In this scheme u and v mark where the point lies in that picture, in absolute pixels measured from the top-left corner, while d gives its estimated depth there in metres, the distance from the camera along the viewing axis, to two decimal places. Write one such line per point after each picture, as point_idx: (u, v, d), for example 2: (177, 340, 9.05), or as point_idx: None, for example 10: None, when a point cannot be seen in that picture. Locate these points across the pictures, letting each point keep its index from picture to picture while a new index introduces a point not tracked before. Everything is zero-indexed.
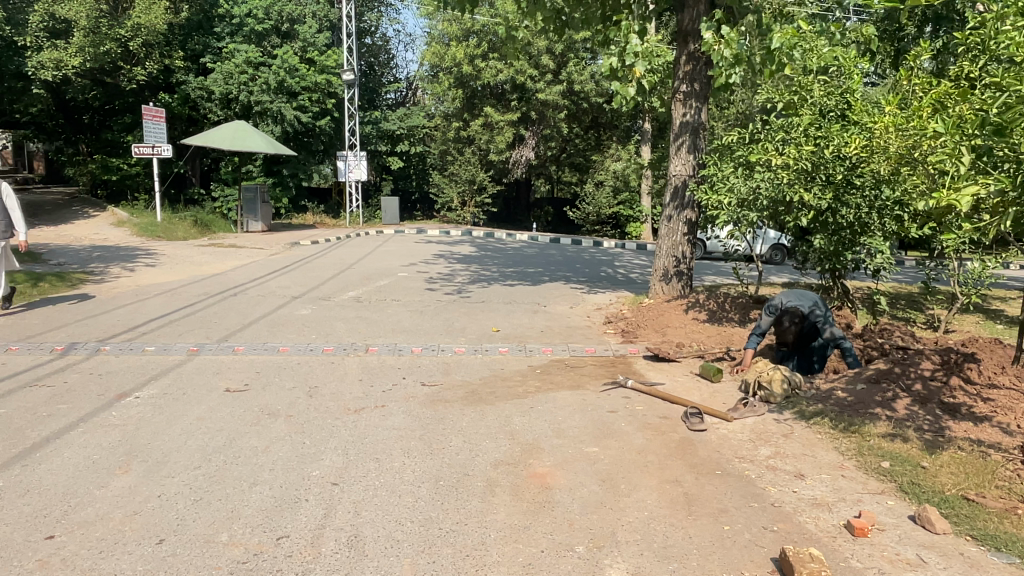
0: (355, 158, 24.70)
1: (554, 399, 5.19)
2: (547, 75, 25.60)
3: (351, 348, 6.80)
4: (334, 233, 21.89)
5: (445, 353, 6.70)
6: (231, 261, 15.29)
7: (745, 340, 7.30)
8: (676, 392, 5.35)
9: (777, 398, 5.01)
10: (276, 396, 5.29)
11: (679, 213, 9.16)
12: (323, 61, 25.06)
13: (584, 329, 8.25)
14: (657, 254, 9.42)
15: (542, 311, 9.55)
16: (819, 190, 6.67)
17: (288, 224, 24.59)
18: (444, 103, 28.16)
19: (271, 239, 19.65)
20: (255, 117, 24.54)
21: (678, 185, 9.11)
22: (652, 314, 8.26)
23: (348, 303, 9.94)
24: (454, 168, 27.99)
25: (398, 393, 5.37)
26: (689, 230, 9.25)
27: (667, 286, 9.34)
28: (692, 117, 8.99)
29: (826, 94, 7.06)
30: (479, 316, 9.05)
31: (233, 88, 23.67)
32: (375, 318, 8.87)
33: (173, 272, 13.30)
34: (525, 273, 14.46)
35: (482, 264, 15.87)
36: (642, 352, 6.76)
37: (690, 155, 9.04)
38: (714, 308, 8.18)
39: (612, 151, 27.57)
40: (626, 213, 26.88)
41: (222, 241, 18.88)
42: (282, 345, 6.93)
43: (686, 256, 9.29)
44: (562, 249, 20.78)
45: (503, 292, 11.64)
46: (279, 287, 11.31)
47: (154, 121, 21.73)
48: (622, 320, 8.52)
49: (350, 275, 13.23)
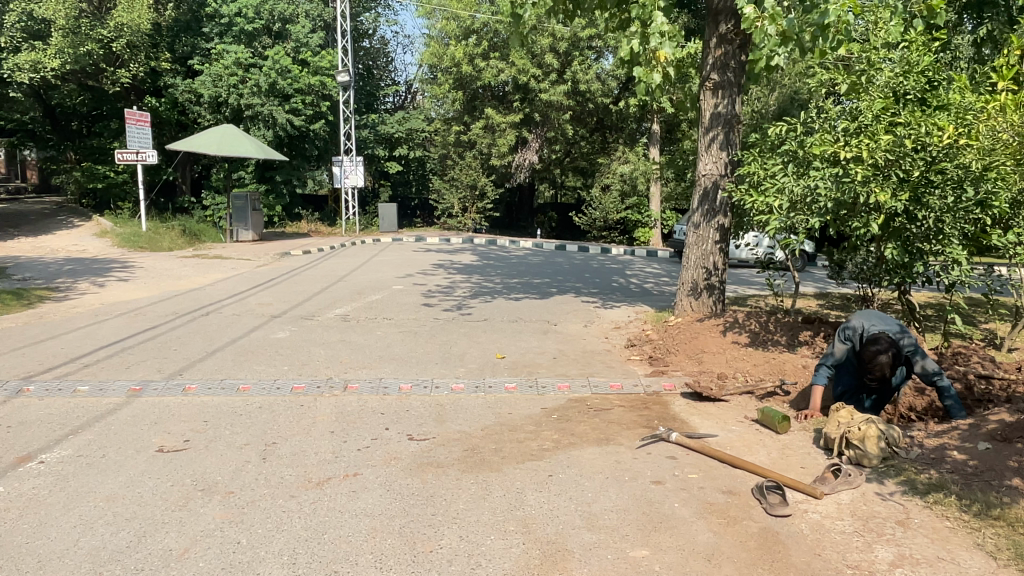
0: (352, 163, 23.36)
1: (581, 461, 4.02)
2: (551, 74, 24.32)
3: (325, 386, 5.59)
4: (328, 242, 20.75)
5: (440, 391, 5.50)
6: (213, 273, 14.14)
7: (800, 370, 6.13)
8: (736, 450, 4.18)
9: (872, 461, 3.85)
10: (218, 459, 4.11)
11: (710, 218, 7.98)
12: (316, 62, 23.80)
13: (603, 355, 7.07)
14: (684, 265, 8.26)
15: (552, 331, 8.36)
16: (896, 190, 5.42)
17: (281, 233, 23.40)
18: (444, 105, 26.98)
19: (260, 248, 18.51)
20: (246, 121, 23.19)
21: (710, 187, 7.94)
22: (683, 335, 7.09)
23: (333, 323, 8.76)
24: (455, 173, 26.80)
25: (377, 453, 4.16)
26: (722, 237, 8.06)
27: (697, 303, 8.16)
28: (725, 109, 7.83)
29: (897, 75, 5.90)
30: (481, 338, 7.85)
31: (223, 90, 22.50)
32: (361, 342, 7.69)
33: (146, 287, 12.16)
34: (531, 285, 13.28)
35: (483, 274, 14.69)
36: (679, 387, 5.59)
37: (722, 151, 7.89)
38: (756, 329, 7.02)
39: (619, 154, 26.41)
40: (634, 218, 25.58)
41: (208, 251, 17.75)
42: (242, 381, 5.75)
43: (717, 268, 8.10)
44: (569, 257, 19.59)
45: (508, 307, 10.46)
46: (259, 304, 10.15)
47: (138, 126, 20.62)
48: (647, 343, 7.35)
49: (340, 289, 12.06)
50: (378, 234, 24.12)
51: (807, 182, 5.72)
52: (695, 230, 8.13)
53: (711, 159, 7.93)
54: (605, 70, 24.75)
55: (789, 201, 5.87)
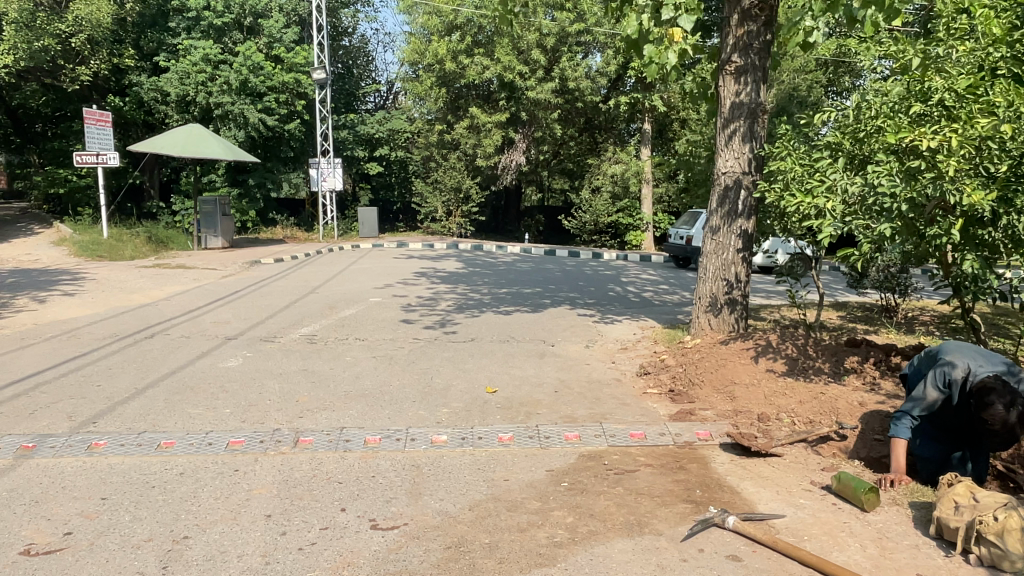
0: (330, 165, 22.10)
1: (609, 564, 2.89)
2: (538, 71, 23.19)
3: (272, 440, 4.41)
4: (303, 248, 19.53)
5: (417, 446, 4.35)
6: (171, 285, 12.86)
7: (856, 409, 5.01)
8: (818, 544, 3.07)
9: (1014, 564, 2.78)
10: (101, 569, 2.94)
11: (730, 222, 6.89)
12: (290, 58, 22.53)
13: (613, 387, 5.95)
14: (701, 277, 7.16)
15: (550, 355, 7.22)
16: (982, 188, 4.37)
17: (254, 239, 22.08)
18: (426, 104, 25.78)
19: (228, 256, 17.22)
20: (216, 121, 21.89)
21: (733, 187, 6.85)
22: (706, 360, 5.98)
23: (296, 347, 7.56)
24: (438, 175, 25.65)
25: (326, 555, 3.00)
26: (744, 246, 6.97)
27: (717, 320, 7.06)
28: (749, 97, 6.76)
29: (978, 48, 4.83)
30: (468, 365, 6.70)
31: (190, 89, 21.12)
32: (326, 370, 6.53)
33: (92, 302, 10.90)
34: (522, 295, 12.15)
35: (469, 284, 13.55)
36: (716, 436, 4.47)
37: (746, 146, 6.80)
38: (792, 354, 5.91)
39: (609, 154, 25.11)
40: (625, 221, 24.43)
41: (171, 260, 16.43)
42: (166, 434, 4.58)
43: (740, 280, 7.01)
44: (561, 263, 18.53)
45: (497, 323, 9.32)
46: (215, 323, 8.93)
47: (98, 126, 19.23)
48: (661, 369, 6.25)
49: (310, 303, 10.86)
50: (358, 240, 22.85)
51: (868, 179, 4.69)
52: (714, 236, 7.03)
53: (733, 153, 6.84)
54: (595, 65, 23.71)
55: (844, 202, 4.85)
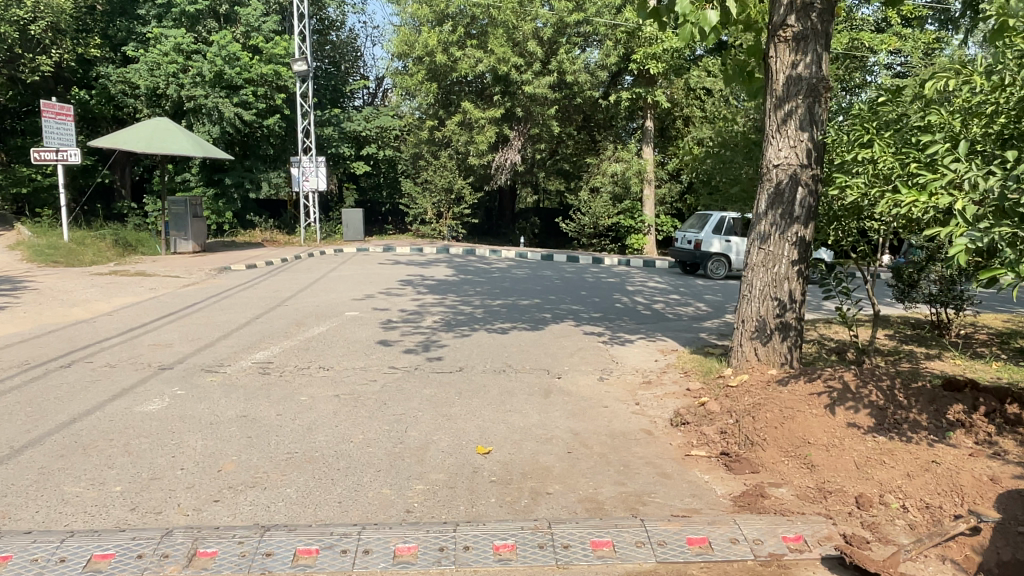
0: (312, 163, 20.58)
1: None
2: (534, 64, 21.74)
3: (158, 558, 2.96)
4: (281, 252, 18.05)
5: (372, 565, 2.90)
6: (124, 297, 11.36)
7: (989, 488, 3.61)
8: None
9: None
10: None
11: (783, 227, 5.49)
12: (268, 49, 20.94)
13: (644, 443, 4.54)
14: (745, 295, 5.76)
15: (557, 392, 5.79)
16: None
17: (229, 243, 20.55)
18: (415, 100, 24.20)
19: (196, 261, 15.74)
20: (189, 115, 20.30)
21: (788, 184, 5.47)
22: (766, 408, 4.57)
23: (241, 382, 6.10)
24: (427, 175, 24.17)
25: None
26: (801, 257, 5.56)
27: (765, 350, 5.65)
28: (808, 71, 5.39)
29: None
30: (452, 408, 5.26)
31: (161, 80, 19.71)
32: (270, 415, 5.10)
33: (21, 318, 9.39)
34: (519, 309, 10.73)
35: (460, 294, 12.12)
36: (813, 543, 3.06)
37: (804, 132, 5.42)
38: (878, 403, 4.50)
39: (609, 152, 23.58)
40: (626, 224, 22.89)
41: (132, 266, 14.92)
42: (1, 541, 3.10)
43: (794, 300, 5.61)
44: (559, 269, 17.14)
45: (490, 346, 7.90)
46: (153, 347, 7.46)
47: (58, 121, 17.69)
48: (703, 417, 4.84)
49: (275, 319, 9.40)
50: (341, 243, 21.38)
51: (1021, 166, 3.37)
52: (762, 246, 5.62)
53: (788, 140, 5.46)
54: (594, 59, 21.97)
55: (978, 202, 3.54)
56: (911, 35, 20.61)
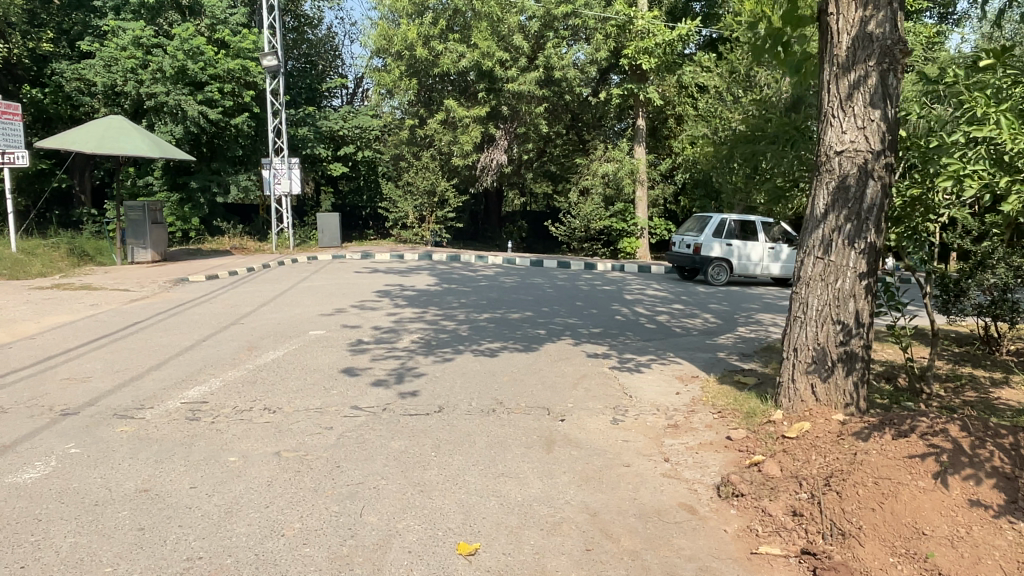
0: (285, 165, 19.23)
1: None
2: (520, 59, 20.53)
3: None
4: (249, 261, 16.64)
5: None
6: (58, 315, 9.97)
7: None
8: None
9: None
10: None
11: (847, 229, 4.30)
12: (235, 43, 19.56)
13: (688, 533, 3.28)
14: (797, 317, 4.56)
15: (561, 443, 4.54)
16: None
17: (195, 251, 19.08)
18: (395, 98, 22.88)
19: (153, 271, 14.34)
20: (150, 114, 18.93)
21: (855, 176, 4.28)
22: (852, 478, 3.36)
23: (158, 435, 4.80)
24: (409, 177, 22.79)
25: None
26: (870, 267, 4.36)
27: (825, 388, 4.44)
28: (883, 28, 4.21)
29: None
30: (427, 472, 3.99)
31: (118, 77, 18.38)
32: (182, 489, 3.81)
33: None
34: (508, 324, 9.47)
35: (442, 306, 10.85)
36: None
37: (876, 108, 4.24)
38: (1004, 471, 3.30)
39: (599, 152, 22.35)
40: (618, 227, 21.69)
41: (79, 278, 13.46)
42: None
43: (861, 322, 4.41)
44: (550, 276, 15.92)
45: (476, 373, 6.61)
46: (65, 383, 6.14)
47: (7, 121, 16.26)
48: (763, 487, 3.61)
49: (224, 340, 8.07)
50: (316, 250, 19.99)
51: None
52: (822, 255, 4.42)
53: (855, 118, 4.27)
54: (584, 53, 20.76)
55: None
56: (913, 27, 19.65)
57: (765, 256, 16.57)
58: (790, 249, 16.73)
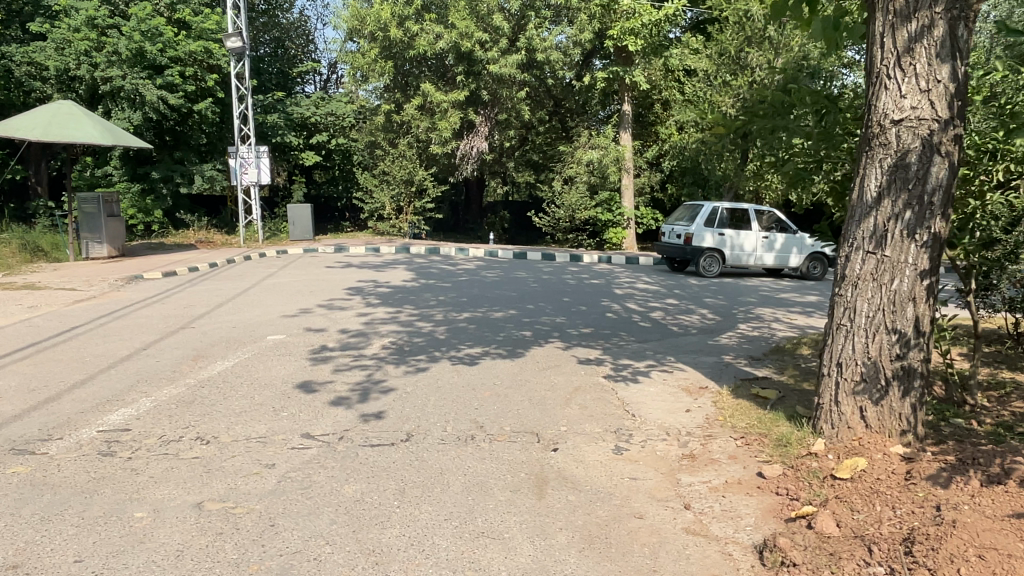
0: (253, 153, 18.14)
1: None
2: (500, 41, 19.55)
3: None
4: (212, 256, 15.59)
5: None
6: None
7: None
8: None
9: None
10: None
11: (907, 217, 3.48)
12: (197, 23, 18.49)
13: None
14: (842, 326, 3.73)
15: (555, 484, 3.67)
16: None
17: (157, 246, 17.95)
18: (370, 84, 21.83)
19: (106, 269, 13.26)
20: (106, 100, 17.77)
21: (918, 151, 3.45)
22: (946, 547, 2.54)
23: (53, 481, 3.85)
24: (384, 166, 21.77)
25: None
26: (933, 263, 3.54)
27: (877, 413, 3.62)
28: None
29: None
30: (386, 534, 3.10)
31: (71, 60, 17.19)
32: (62, 565, 2.91)
33: None
34: (490, 325, 8.60)
35: (418, 305, 9.94)
36: None
37: (943, 66, 3.41)
38: None
39: (583, 139, 21.45)
40: (604, 217, 20.85)
41: (23, 277, 12.38)
42: None
43: (921, 331, 3.59)
44: (534, 269, 15.08)
45: (451, 387, 5.73)
46: None
47: None
48: (821, 554, 2.78)
49: (168, 349, 7.11)
50: (286, 244, 18.95)
51: None
52: (874, 249, 3.58)
53: (917, 79, 3.44)
54: (566, 36, 19.80)
55: None
56: None
57: (758, 246, 15.83)
58: (784, 238, 16.00)
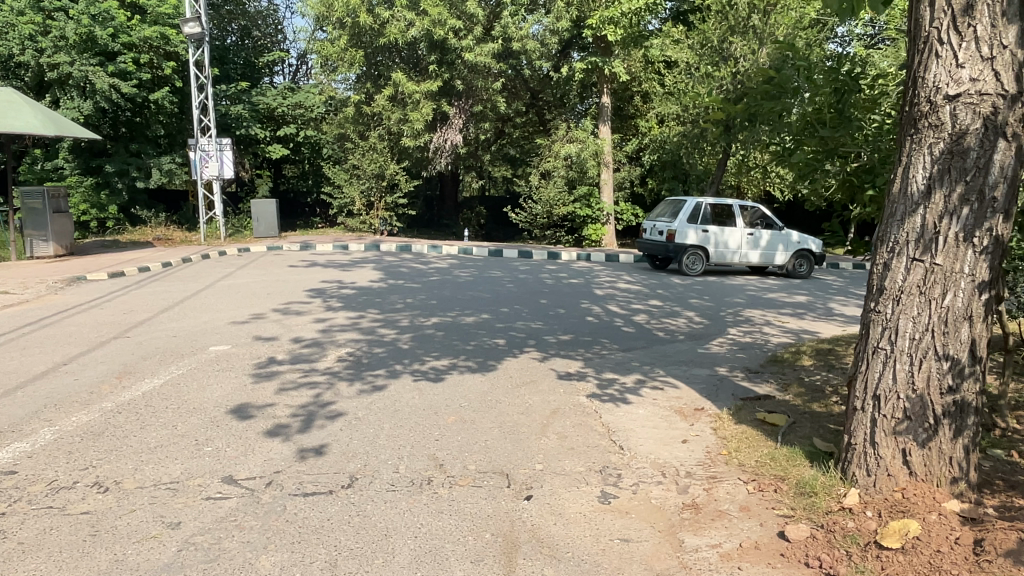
0: (214, 146, 17.16)
1: None
2: (474, 29, 18.72)
3: None
4: (167, 254, 14.61)
5: None
6: None
7: None
8: None
9: None
10: None
11: (966, 213, 2.79)
12: (152, 7, 17.49)
13: None
14: (880, 350, 3.03)
15: (527, 549, 2.93)
16: None
17: (110, 243, 16.90)
18: (340, 74, 20.92)
19: (48, 269, 12.27)
20: (54, 89, 16.59)
21: (977, 133, 2.77)
22: None
23: None
24: (355, 159, 20.86)
25: None
26: (992, 271, 2.86)
27: (925, 458, 2.94)
28: None
29: None
30: None
31: (14, 45, 16.03)
32: None
33: None
34: (460, 331, 7.84)
35: (383, 309, 9.15)
36: None
37: (1009, 27, 2.75)
38: None
39: (560, 132, 20.69)
40: (583, 213, 20.13)
41: None
42: None
43: (977, 356, 2.91)
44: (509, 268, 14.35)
45: (411, 409, 4.98)
46: None
47: None
48: None
49: (92, 363, 6.26)
50: (250, 241, 17.99)
51: None
52: (922, 254, 2.88)
53: (978, 44, 2.76)
54: (543, 25, 18.92)
55: None
56: None
57: (743, 243, 15.24)
58: (769, 235, 15.40)
